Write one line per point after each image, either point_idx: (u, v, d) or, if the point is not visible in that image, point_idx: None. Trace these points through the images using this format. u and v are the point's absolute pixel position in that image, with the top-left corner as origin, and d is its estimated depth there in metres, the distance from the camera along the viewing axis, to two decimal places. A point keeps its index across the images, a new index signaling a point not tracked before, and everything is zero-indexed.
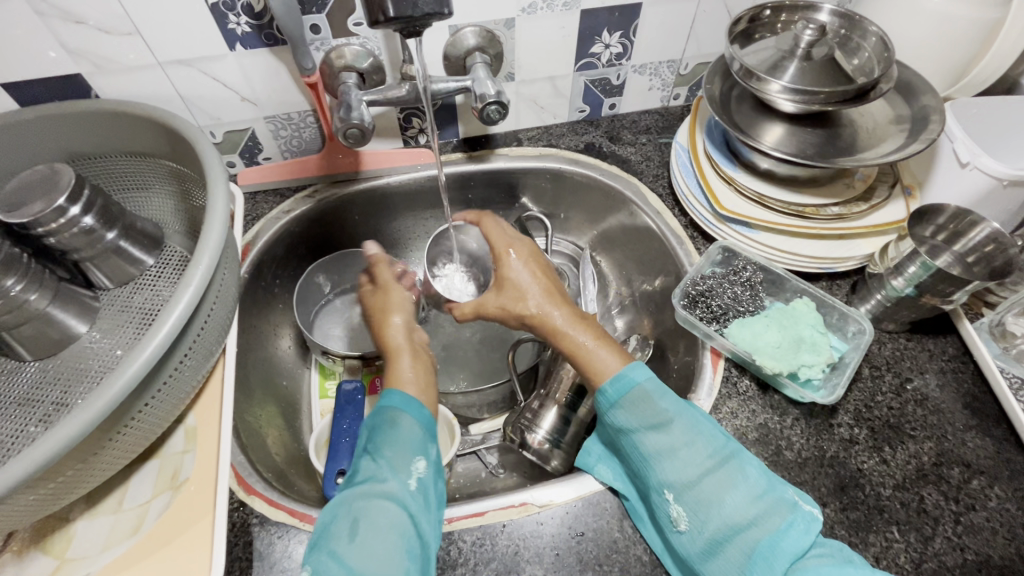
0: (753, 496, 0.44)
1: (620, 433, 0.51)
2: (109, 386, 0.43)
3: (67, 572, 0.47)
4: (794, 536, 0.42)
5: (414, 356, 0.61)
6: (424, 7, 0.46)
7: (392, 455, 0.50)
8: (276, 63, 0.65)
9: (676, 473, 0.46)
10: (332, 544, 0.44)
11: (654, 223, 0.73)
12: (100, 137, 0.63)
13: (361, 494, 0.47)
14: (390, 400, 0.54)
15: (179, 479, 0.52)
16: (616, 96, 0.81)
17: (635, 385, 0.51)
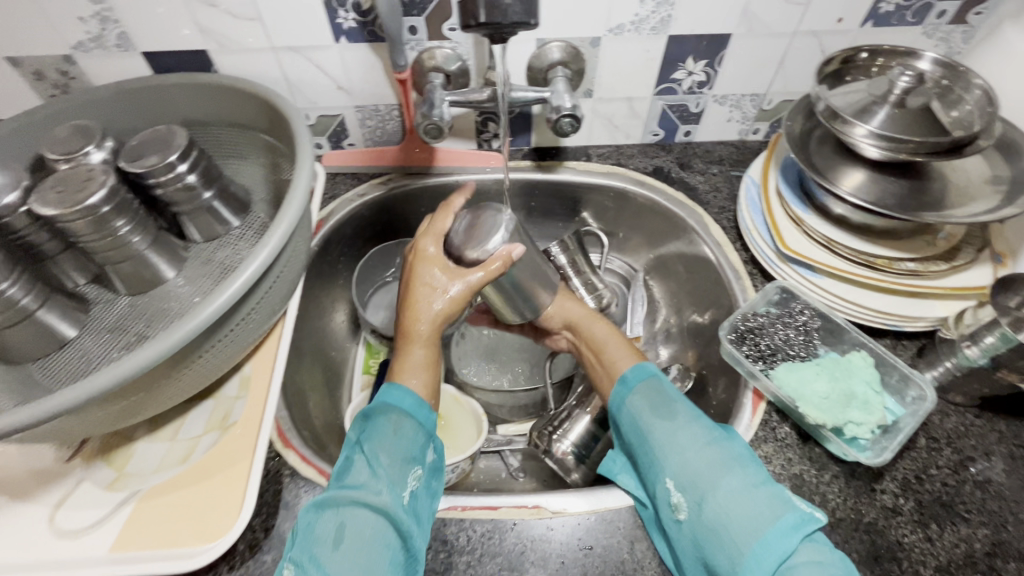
0: (750, 484, 0.43)
1: (630, 422, 0.51)
2: (184, 323, 0.48)
3: (123, 485, 0.53)
4: (782, 535, 0.40)
5: (429, 349, 0.56)
6: (512, 17, 0.48)
7: (389, 467, 0.48)
8: (374, 58, 0.70)
9: (675, 459, 0.46)
10: (316, 551, 0.43)
11: (712, 254, 0.72)
12: (213, 107, 0.71)
13: (348, 500, 0.45)
14: (399, 400, 0.52)
15: (228, 421, 0.56)
16: (692, 124, 0.81)
17: (651, 376, 0.53)
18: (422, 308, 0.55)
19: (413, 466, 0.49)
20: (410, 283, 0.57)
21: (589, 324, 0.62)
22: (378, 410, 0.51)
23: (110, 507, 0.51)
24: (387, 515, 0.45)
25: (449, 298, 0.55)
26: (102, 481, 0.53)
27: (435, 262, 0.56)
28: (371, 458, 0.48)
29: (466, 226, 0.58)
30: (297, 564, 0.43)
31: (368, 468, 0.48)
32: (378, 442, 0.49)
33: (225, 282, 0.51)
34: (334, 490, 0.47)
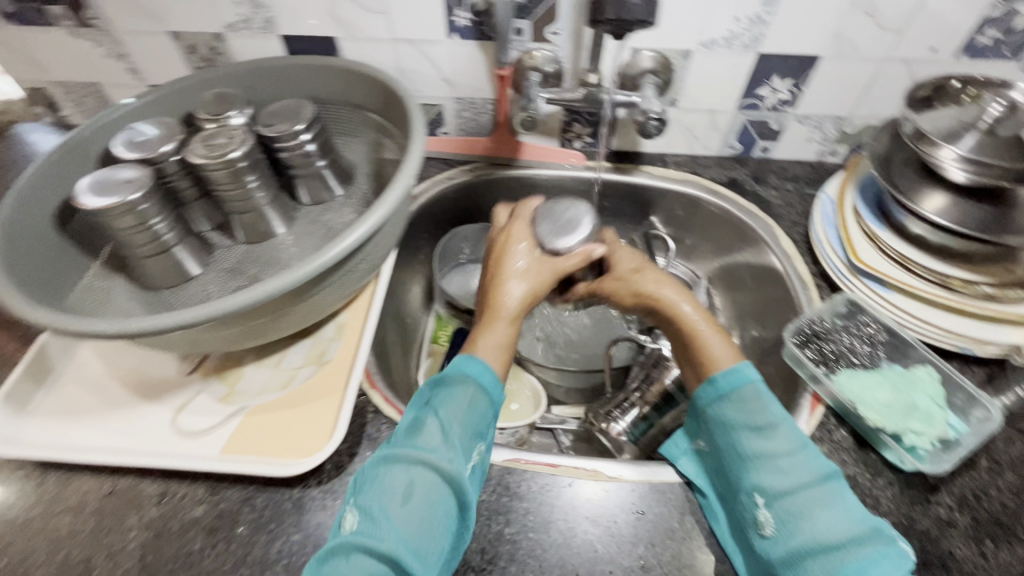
0: (853, 520, 0.45)
1: (720, 427, 0.51)
2: (307, 263, 0.56)
3: (234, 400, 0.60)
4: (885, 567, 0.42)
5: (511, 324, 0.57)
6: (635, 14, 0.52)
7: (457, 434, 0.49)
8: (480, 55, 0.77)
9: (774, 480, 0.47)
10: (384, 502, 0.45)
11: (781, 265, 0.74)
12: (333, 87, 0.80)
13: (415, 460, 0.47)
14: (478, 374, 0.52)
15: (325, 358, 0.63)
16: (771, 140, 0.83)
17: (748, 382, 0.51)
18: (508, 279, 0.58)
19: (477, 439, 0.51)
20: (496, 261, 0.60)
21: (673, 304, 0.57)
22: (452, 378, 0.53)
23: (222, 417, 0.59)
24: (453, 482, 0.47)
25: (535, 270, 0.58)
26: (217, 394, 0.61)
27: (523, 245, 0.60)
28: (444, 423, 0.49)
29: (546, 212, 0.62)
30: (364, 511, 0.45)
31: (439, 431, 0.49)
32: (449, 408, 0.51)
33: (335, 240, 0.58)
34: (405, 447, 0.48)
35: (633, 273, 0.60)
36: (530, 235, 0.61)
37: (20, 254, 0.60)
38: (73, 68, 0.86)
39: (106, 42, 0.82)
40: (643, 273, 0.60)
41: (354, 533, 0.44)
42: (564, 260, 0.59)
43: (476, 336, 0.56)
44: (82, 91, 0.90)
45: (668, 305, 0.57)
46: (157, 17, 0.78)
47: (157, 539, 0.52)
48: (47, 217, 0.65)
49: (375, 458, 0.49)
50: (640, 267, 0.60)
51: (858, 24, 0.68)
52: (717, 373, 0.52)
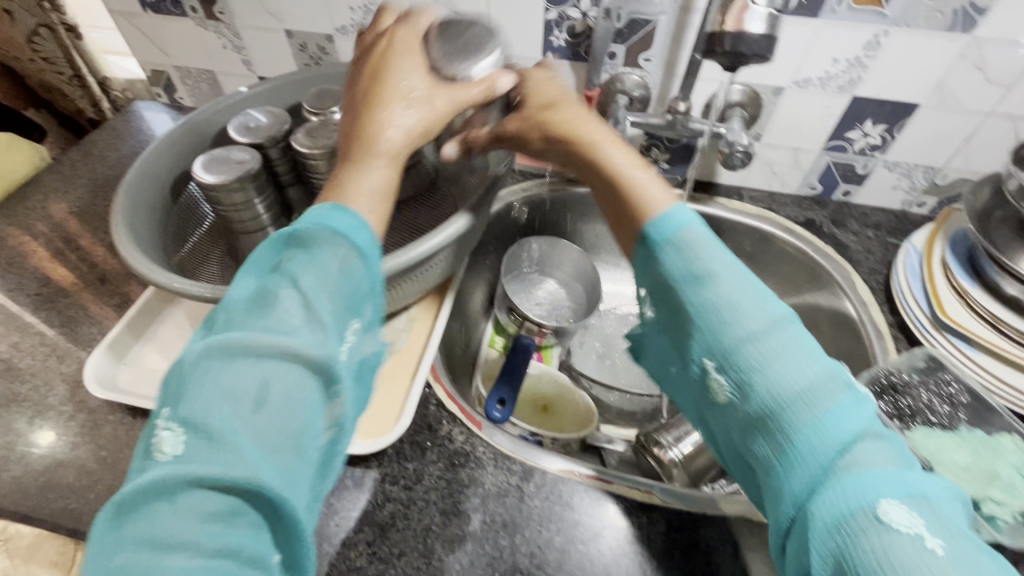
0: (815, 371, 0.38)
1: (660, 274, 0.45)
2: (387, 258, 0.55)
3: None
4: (847, 418, 0.36)
5: (389, 164, 0.49)
6: (756, 49, 0.51)
7: (318, 291, 0.39)
8: (570, 74, 0.80)
9: (722, 338, 0.41)
10: (188, 390, 0.34)
11: (855, 311, 0.72)
12: None
13: (230, 338, 0.36)
14: (353, 231, 0.43)
15: (394, 347, 0.66)
16: (854, 184, 0.82)
17: (685, 224, 0.45)
18: (394, 110, 0.50)
19: (351, 316, 0.42)
20: (372, 86, 0.52)
21: (608, 154, 0.51)
22: (308, 235, 0.42)
23: None
24: (320, 371, 0.37)
25: (421, 104, 0.51)
26: None
27: (411, 70, 0.52)
28: (306, 295, 0.39)
29: (440, 34, 0.57)
30: (188, 425, 0.33)
31: (300, 306, 0.38)
32: (308, 272, 0.40)
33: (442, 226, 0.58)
34: (247, 332, 0.36)
35: (543, 110, 0.55)
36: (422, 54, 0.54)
37: (139, 218, 0.65)
38: (195, 55, 0.94)
39: (228, 34, 0.89)
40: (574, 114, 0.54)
41: (177, 459, 0.32)
42: (462, 91, 0.53)
43: (347, 175, 0.47)
44: (198, 76, 0.98)
45: (603, 155, 0.51)
46: (277, 15, 0.84)
47: None
48: (163, 187, 0.71)
49: (189, 353, 0.37)
50: (573, 112, 0.54)
51: (963, 76, 0.66)
52: (660, 210, 0.47)
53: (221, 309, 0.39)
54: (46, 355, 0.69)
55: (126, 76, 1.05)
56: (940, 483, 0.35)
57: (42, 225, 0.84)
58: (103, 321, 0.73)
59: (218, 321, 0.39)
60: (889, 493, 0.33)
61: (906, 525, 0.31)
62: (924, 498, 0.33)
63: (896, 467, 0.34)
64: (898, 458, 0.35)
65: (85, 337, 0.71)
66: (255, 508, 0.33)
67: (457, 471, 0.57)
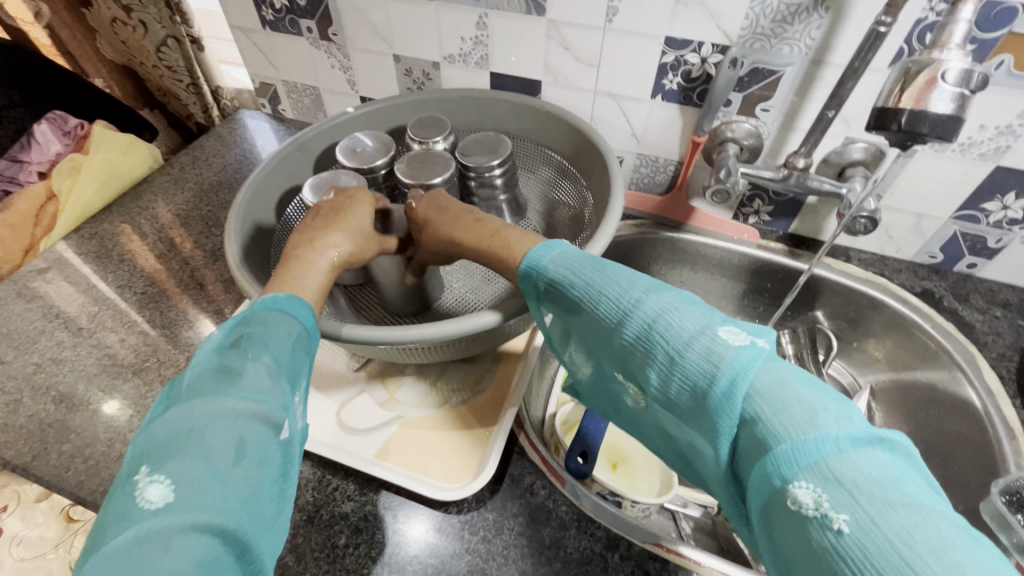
0: (695, 335, 0.40)
1: (551, 290, 0.49)
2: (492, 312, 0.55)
3: (391, 407, 0.63)
4: (751, 365, 0.37)
5: (329, 270, 0.54)
6: (936, 132, 0.49)
7: (274, 353, 0.43)
8: (678, 118, 0.77)
9: (614, 341, 0.45)
10: (155, 458, 0.35)
11: (980, 401, 0.65)
12: (528, 127, 0.83)
13: (196, 405, 0.38)
14: (301, 315, 0.48)
15: (479, 386, 0.65)
16: (982, 257, 0.75)
17: (558, 249, 0.51)
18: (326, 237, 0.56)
19: (297, 383, 0.45)
20: (325, 213, 0.59)
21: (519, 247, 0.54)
22: (261, 316, 0.46)
23: (381, 422, 0.62)
24: (278, 429, 0.40)
25: (361, 238, 0.58)
26: (378, 397, 0.64)
27: (357, 196, 0.61)
28: (274, 364, 0.43)
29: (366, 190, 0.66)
30: (178, 477, 0.34)
31: (264, 367, 0.42)
32: (274, 345, 0.44)
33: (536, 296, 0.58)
34: (214, 397, 0.39)
35: (471, 221, 0.59)
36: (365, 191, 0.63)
37: (248, 234, 0.67)
38: (302, 72, 0.98)
39: (337, 55, 0.92)
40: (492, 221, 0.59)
41: (165, 507, 0.33)
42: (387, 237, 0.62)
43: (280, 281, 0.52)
44: (302, 91, 1.02)
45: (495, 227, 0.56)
46: (387, 40, 0.86)
47: (308, 523, 0.55)
48: (269, 205, 0.73)
49: (160, 423, 0.38)
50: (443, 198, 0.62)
51: None
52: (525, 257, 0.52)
53: (183, 378, 0.41)
54: (146, 355, 0.72)
55: (235, 86, 1.09)
56: (855, 425, 0.33)
57: (150, 225, 0.89)
58: (198, 326, 0.75)
59: (178, 392, 0.40)
60: (804, 464, 0.33)
61: (828, 505, 0.31)
62: (843, 452, 0.32)
63: (812, 419, 0.34)
64: (814, 401, 0.35)
65: (183, 341, 0.74)
66: (231, 554, 0.33)
67: (538, 528, 0.55)
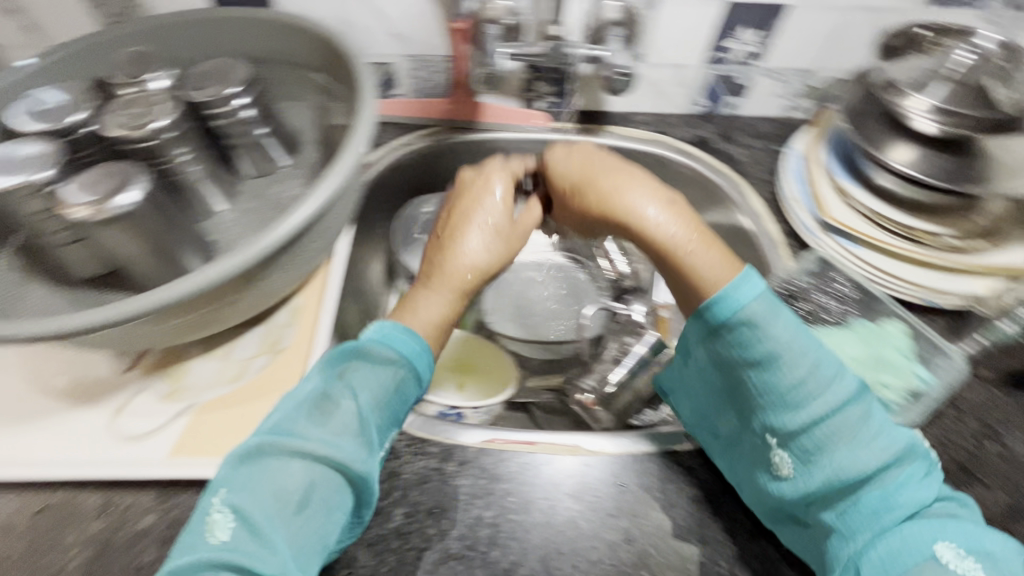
0: (880, 440, 0.43)
1: (762, 350, 0.44)
2: (232, 258, 0.49)
3: (179, 398, 0.55)
4: (913, 489, 0.42)
5: (455, 293, 0.54)
6: None
7: (371, 410, 0.46)
8: (432, 6, 0.71)
9: (787, 419, 0.44)
10: (246, 495, 0.41)
11: (751, 224, 0.72)
12: (268, 44, 0.70)
13: (284, 447, 0.43)
14: (410, 350, 0.49)
15: (279, 346, 0.59)
16: (738, 97, 0.81)
17: (755, 296, 0.44)
18: (464, 236, 0.55)
19: (391, 429, 0.48)
20: (451, 216, 0.58)
21: (694, 262, 0.46)
22: (370, 350, 0.48)
23: (167, 418, 0.54)
24: (354, 480, 0.44)
25: (500, 245, 0.56)
26: (159, 393, 0.55)
27: (493, 198, 0.57)
28: (360, 409, 0.45)
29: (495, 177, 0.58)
30: (240, 514, 0.40)
31: (354, 418, 0.45)
32: (362, 389, 0.46)
33: (270, 228, 0.51)
34: (303, 440, 0.43)
35: (606, 203, 0.51)
36: (507, 186, 0.58)
37: None
38: None
39: None
40: (626, 193, 0.49)
41: (225, 543, 0.39)
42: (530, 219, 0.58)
43: (419, 299, 0.54)
44: None
45: (650, 232, 0.48)
46: None
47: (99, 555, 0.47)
48: None
49: (250, 449, 0.44)
50: (614, 181, 0.51)
51: None
52: (727, 284, 0.44)
53: (283, 412, 0.45)
54: None
55: None
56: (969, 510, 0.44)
57: None
58: None
59: (277, 423, 0.45)
60: (948, 536, 0.40)
61: (960, 567, 0.38)
62: (989, 554, 0.40)
63: (952, 509, 0.42)
64: (906, 478, 0.43)
65: None
66: None
67: None
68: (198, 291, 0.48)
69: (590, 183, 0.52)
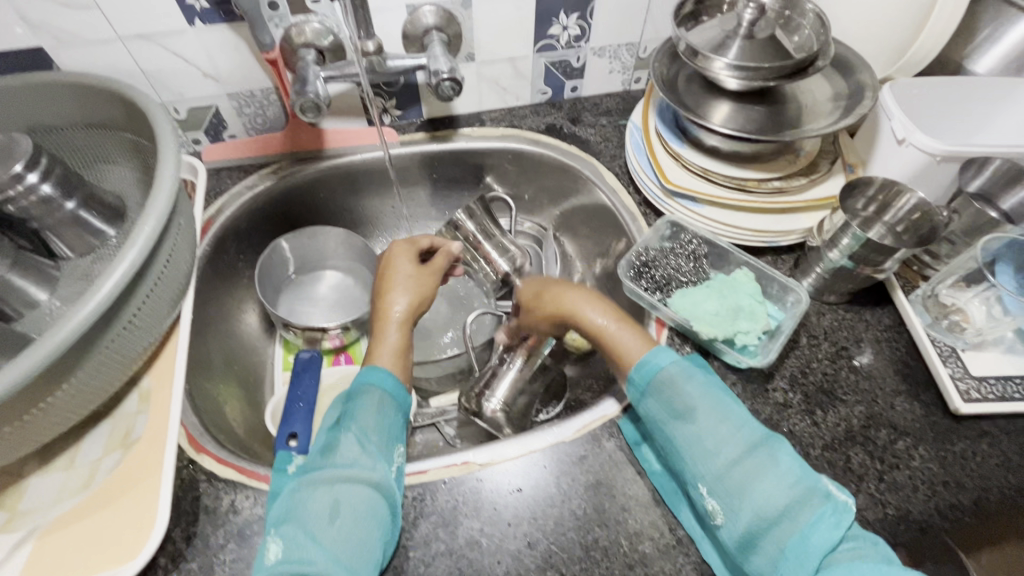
0: (788, 483, 0.43)
1: (674, 410, 0.48)
2: (25, 356, 0.41)
3: (18, 524, 0.49)
4: (823, 530, 0.42)
5: (403, 328, 0.58)
6: None
7: (376, 441, 0.49)
8: (236, 39, 0.66)
9: (705, 466, 0.45)
10: (308, 525, 0.43)
11: (609, 201, 0.75)
12: (60, 108, 0.64)
13: (327, 478, 0.46)
14: (383, 380, 0.52)
15: (130, 438, 0.53)
16: (577, 78, 0.83)
17: (661, 367, 0.49)
18: (391, 299, 0.60)
19: (396, 444, 0.50)
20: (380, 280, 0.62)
21: (621, 341, 0.53)
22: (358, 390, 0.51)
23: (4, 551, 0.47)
24: (382, 492, 0.47)
25: (419, 284, 0.61)
26: None
27: (402, 258, 0.63)
28: (360, 434, 0.48)
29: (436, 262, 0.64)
30: (292, 539, 0.43)
31: (359, 445, 0.48)
32: (362, 416, 0.49)
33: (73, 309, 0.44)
34: (327, 470, 0.46)
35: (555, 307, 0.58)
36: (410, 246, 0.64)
37: None
38: None
39: None
40: (571, 300, 0.57)
41: (282, 558, 0.42)
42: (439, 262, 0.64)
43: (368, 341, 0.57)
44: None
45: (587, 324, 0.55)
46: None
47: None
48: None
49: (291, 494, 0.46)
50: (555, 290, 0.59)
51: None
52: (645, 354, 0.51)
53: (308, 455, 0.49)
54: None
55: None
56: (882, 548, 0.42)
57: None
58: None
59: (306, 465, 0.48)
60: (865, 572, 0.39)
61: None
62: None
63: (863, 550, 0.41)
64: (816, 513, 0.42)
65: None
66: None
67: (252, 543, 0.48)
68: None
69: (540, 292, 0.61)
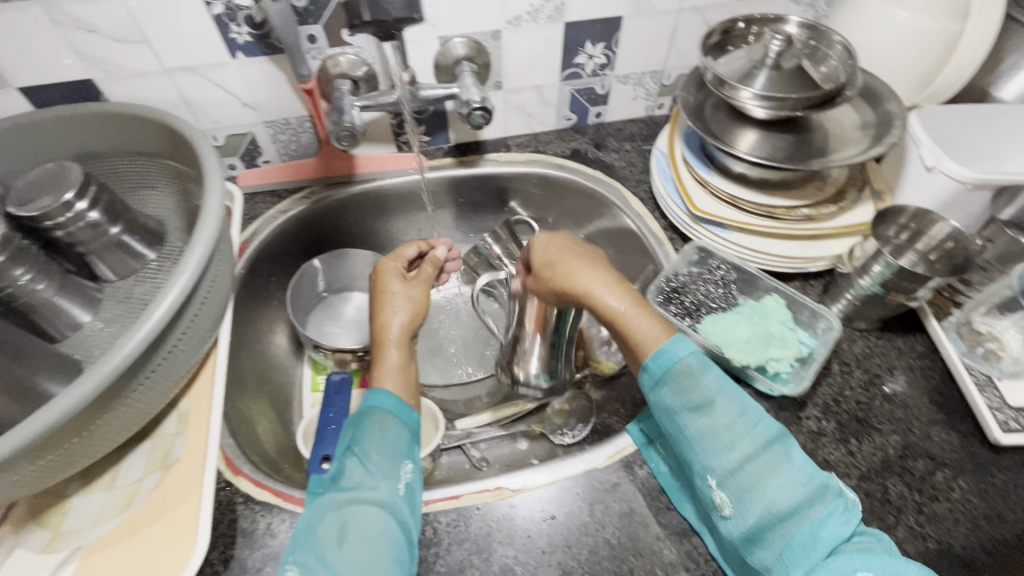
0: (799, 480, 0.44)
1: (691, 408, 0.46)
2: (82, 383, 0.43)
3: (61, 544, 0.50)
4: (833, 525, 0.42)
5: (404, 346, 0.58)
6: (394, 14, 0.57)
7: (379, 460, 0.49)
8: (275, 70, 0.69)
9: (719, 460, 0.45)
10: (320, 549, 0.44)
11: (634, 225, 0.76)
12: (106, 137, 0.66)
13: (339, 501, 0.47)
14: (383, 401, 0.52)
15: (169, 459, 0.54)
16: (602, 105, 0.84)
17: (679, 358, 0.47)
18: (387, 317, 0.59)
19: (403, 460, 0.50)
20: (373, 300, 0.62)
21: (638, 328, 0.48)
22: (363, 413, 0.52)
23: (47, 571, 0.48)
24: (389, 510, 0.47)
25: (414, 299, 0.61)
26: (37, 545, 0.50)
27: (393, 278, 0.62)
28: (363, 459, 0.49)
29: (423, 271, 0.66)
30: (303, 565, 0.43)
31: (363, 469, 0.49)
32: (367, 440, 0.50)
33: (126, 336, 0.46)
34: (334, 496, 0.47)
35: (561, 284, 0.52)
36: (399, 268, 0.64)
37: None
38: None
39: None
40: (578, 277, 0.51)
41: None
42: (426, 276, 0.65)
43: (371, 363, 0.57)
44: None
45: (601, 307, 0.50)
46: None
47: None
48: None
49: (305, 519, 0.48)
50: (564, 264, 0.52)
51: None
52: (662, 345, 0.47)
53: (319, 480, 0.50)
54: None
55: None
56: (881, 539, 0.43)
57: None
58: None
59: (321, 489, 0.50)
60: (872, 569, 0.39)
61: None
62: None
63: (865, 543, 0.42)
64: (822, 512, 0.43)
65: None
66: None
67: None
68: (40, 436, 0.42)
69: (542, 270, 0.55)
